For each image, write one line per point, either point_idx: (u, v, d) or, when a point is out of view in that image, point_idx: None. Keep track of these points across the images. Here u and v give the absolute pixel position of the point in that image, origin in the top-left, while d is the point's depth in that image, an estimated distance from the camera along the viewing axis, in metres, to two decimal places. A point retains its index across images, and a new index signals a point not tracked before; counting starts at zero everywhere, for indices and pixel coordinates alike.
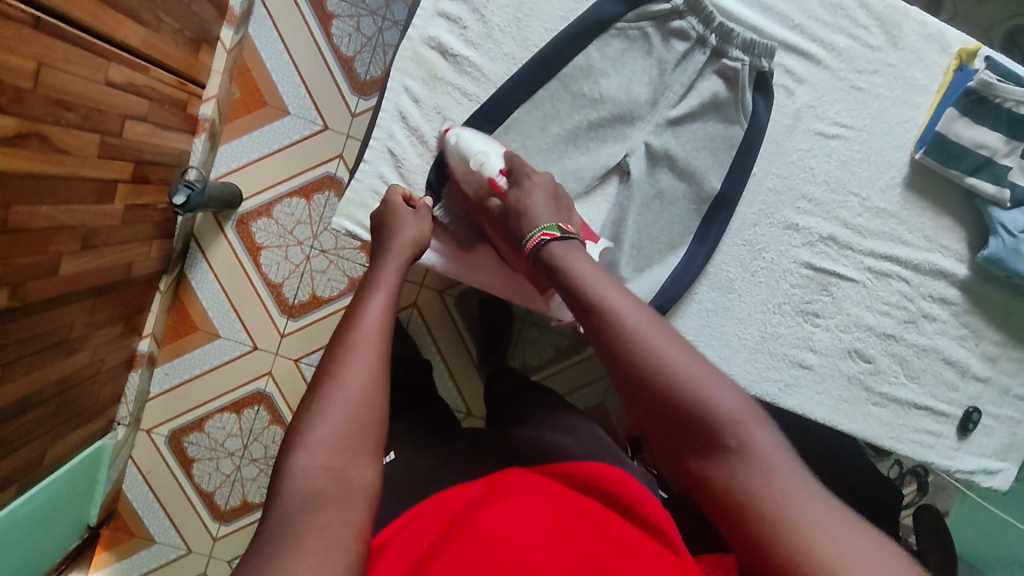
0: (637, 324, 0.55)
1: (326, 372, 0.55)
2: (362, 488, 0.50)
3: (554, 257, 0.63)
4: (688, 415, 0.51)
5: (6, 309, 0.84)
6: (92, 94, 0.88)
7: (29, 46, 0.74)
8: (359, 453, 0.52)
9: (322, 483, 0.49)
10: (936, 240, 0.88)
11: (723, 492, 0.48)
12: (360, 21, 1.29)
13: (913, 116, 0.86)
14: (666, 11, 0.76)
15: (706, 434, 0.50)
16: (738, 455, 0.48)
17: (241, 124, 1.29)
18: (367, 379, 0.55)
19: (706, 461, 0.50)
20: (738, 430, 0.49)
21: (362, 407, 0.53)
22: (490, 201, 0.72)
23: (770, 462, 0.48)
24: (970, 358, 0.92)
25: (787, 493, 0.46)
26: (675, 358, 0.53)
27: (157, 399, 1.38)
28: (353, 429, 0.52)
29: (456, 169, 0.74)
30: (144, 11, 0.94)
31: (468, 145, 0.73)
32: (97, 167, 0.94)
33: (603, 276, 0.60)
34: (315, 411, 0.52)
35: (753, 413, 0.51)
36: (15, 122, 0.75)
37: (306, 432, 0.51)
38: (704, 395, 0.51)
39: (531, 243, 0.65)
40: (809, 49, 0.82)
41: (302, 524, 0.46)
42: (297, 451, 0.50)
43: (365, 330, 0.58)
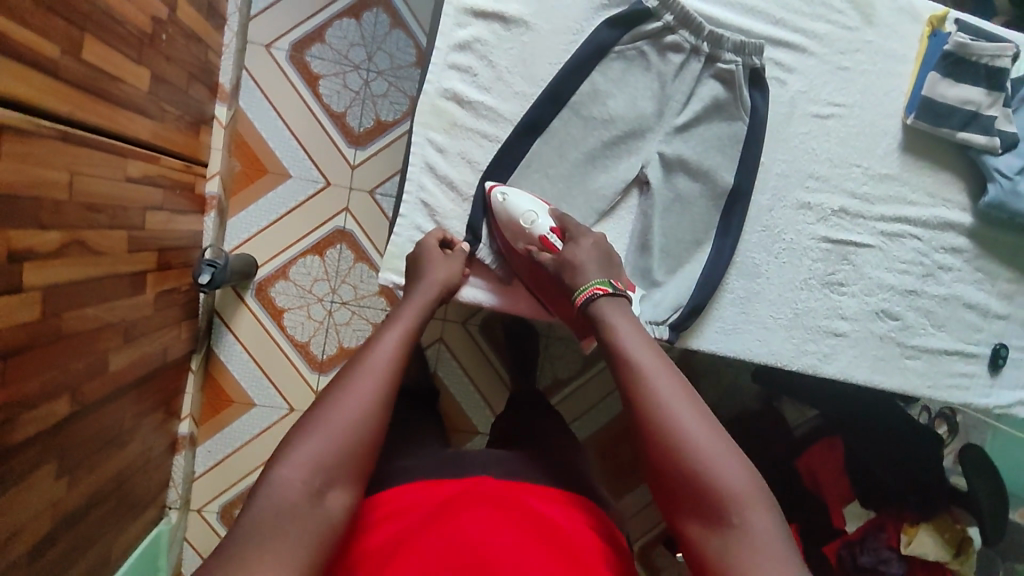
0: (660, 387, 0.59)
1: (331, 391, 0.60)
2: (332, 515, 0.54)
3: (598, 313, 0.67)
4: (694, 485, 0.55)
5: (67, 415, 0.85)
6: (117, 192, 0.90)
7: (61, 158, 0.76)
8: (339, 481, 0.55)
9: (296, 497, 0.52)
10: (939, 195, 0.94)
11: (714, 564, 0.52)
12: (345, 77, 1.32)
13: (898, 85, 0.91)
14: (658, 29, 0.81)
15: (710, 505, 0.54)
16: (736, 530, 0.52)
17: (245, 196, 1.32)
18: (363, 411, 0.58)
19: (705, 529, 0.54)
20: (740, 508, 0.53)
21: (349, 434, 0.57)
22: (542, 256, 0.76)
23: (764, 545, 0.51)
24: (989, 299, 0.97)
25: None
26: (690, 431, 0.57)
27: (203, 477, 1.38)
28: (338, 456, 0.56)
29: (504, 224, 0.78)
30: (151, 105, 0.96)
31: (514, 206, 0.77)
32: (127, 262, 0.96)
33: (639, 338, 0.64)
34: (308, 429, 0.57)
35: (758, 494, 0.54)
36: (56, 235, 0.77)
37: (296, 445, 0.55)
38: (711, 472, 0.55)
39: (584, 296, 0.70)
40: (794, 40, 0.87)
41: (265, 527, 0.50)
42: (284, 459, 0.54)
43: (379, 361, 0.62)
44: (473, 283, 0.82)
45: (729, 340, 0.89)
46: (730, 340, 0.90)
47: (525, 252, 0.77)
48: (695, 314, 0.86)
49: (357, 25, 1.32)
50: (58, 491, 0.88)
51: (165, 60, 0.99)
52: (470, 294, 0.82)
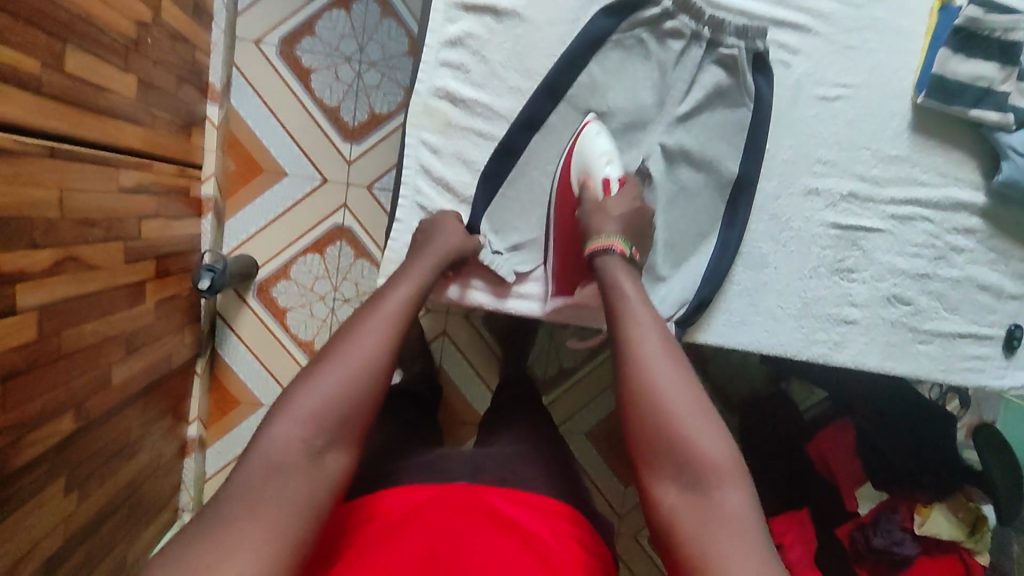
0: (650, 352, 0.61)
1: (334, 344, 0.58)
2: (330, 475, 0.52)
3: (607, 272, 0.68)
4: (676, 450, 0.56)
5: (72, 432, 0.85)
6: (110, 204, 0.88)
7: (50, 174, 0.75)
8: (338, 442, 0.54)
9: (292, 459, 0.51)
10: (951, 174, 0.91)
11: (683, 530, 0.53)
12: (337, 70, 1.29)
13: (907, 63, 0.88)
14: (657, 15, 0.77)
15: (685, 468, 0.55)
16: (704, 497, 0.54)
17: (242, 196, 1.30)
18: (366, 368, 0.56)
19: (677, 489, 0.55)
20: (713, 477, 0.54)
21: (351, 387, 0.55)
22: (592, 194, 0.73)
23: (730, 515, 0.53)
24: (1002, 279, 0.95)
25: (734, 547, 0.51)
26: (679, 399, 0.58)
27: (214, 479, 1.37)
28: (338, 414, 0.54)
29: (578, 153, 0.76)
30: (140, 112, 0.94)
31: (596, 142, 0.75)
32: (125, 272, 0.95)
33: (642, 302, 0.65)
34: (307, 384, 0.55)
35: (733, 468, 0.55)
36: (49, 253, 0.76)
37: (293, 402, 0.54)
38: (694, 438, 0.56)
39: (597, 244, 0.69)
40: (798, 20, 0.84)
41: (258, 491, 0.49)
42: (281, 416, 0.53)
43: (383, 317, 0.60)
44: (476, 286, 0.80)
45: (736, 333, 0.88)
46: (736, 332, 0.88)
47: (580, 185, 0.75)
48: (701, 309, 0.84)
49: (347, 16, 1.28)
50: (69, 506, 0.88)
51: (152, 64, 0.96)
52: (472, 297, 0.80)
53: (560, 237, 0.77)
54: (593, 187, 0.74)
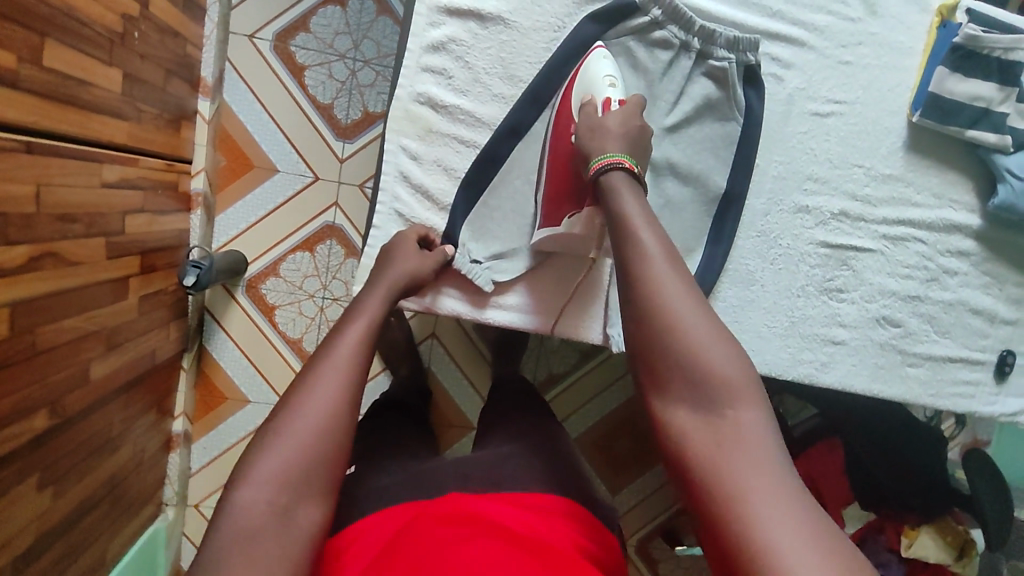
0: (657, 268, 0.54)
1: (290, 396, 0.54)
2: (304, 532, 0.49)
3: (608, 189, 0.61)
4: (688, 371, 0.49)
5: (47, 429, 0.84)
6: (93, 200, 0.88)
7: (27, 170, 0.74)
8: (308, 495, 0.51)
9: (263, 521, 0.48)
10: (944, 194, 0.89)
11: (698, 456, 0.47)
12: (331, 66, 1.28)
13: (904, 80, 0.86)
14: (645, 24, 0.76)
15: (698, 388, 0.49)
16: (722, 418, 0.47)
17: (232, 191, 1.29)
18: (330, 414, 0.53)
19: (688, 412, 0.49)
20: (729, 395, 0.48)
21: (321, 437, 0.52)
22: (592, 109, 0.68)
23: (750, 435, 0.46)
24: (996, 303, 0.93)
25: (757, 472, 0.44)
26: (689, 314, 0.51)
27: (199, 474, 1.36)
28: (306, 466, 0.51)
29: (581, 75, 0.72)
30: (127, 106, 0.94)
31: (602, 65, 0.71)
32: (108, 268, 0.94)
33: (644, 215, 0.58)
34: (270, 440, 0.52)
35: (750, 386, 0.49)
36: (25, 250, 0.75)
37: (255, 463, 0.51)
38: (706, 354, 0.49)
39: (602, 161, 0.63)
40: (792, 34, 0.82)
41: (232, 559, 0.46)
42: (244, 479, 0.50)
43: (342, 355, 0.57)
44: (452, 295, 0.79)
45: None
46: None
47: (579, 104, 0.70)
48: None
49: (342, 12, 1.27)
50: (43, 503, 0.87)
51: (140, 58, 0.95)
52: (447, 306, 0.79)
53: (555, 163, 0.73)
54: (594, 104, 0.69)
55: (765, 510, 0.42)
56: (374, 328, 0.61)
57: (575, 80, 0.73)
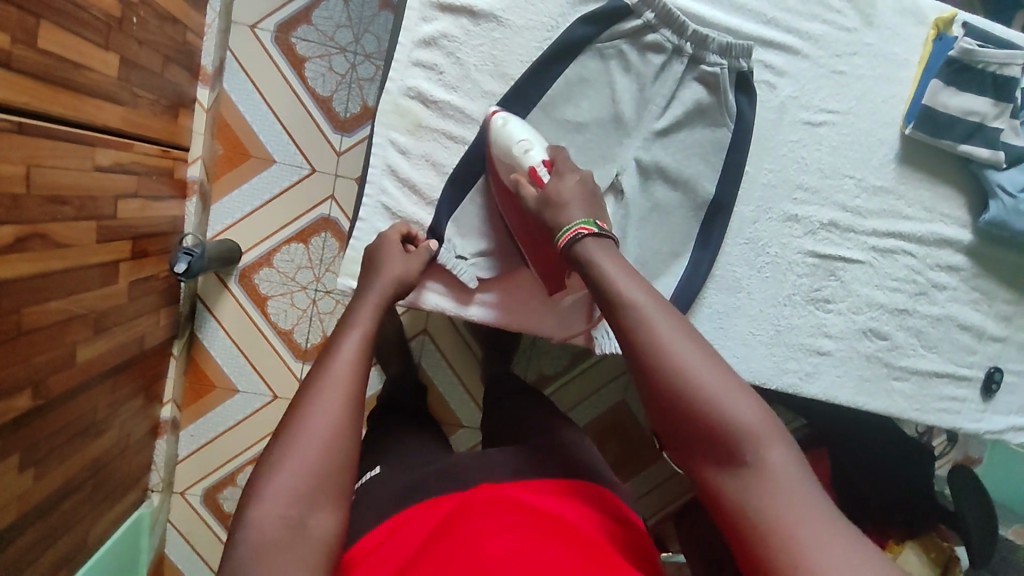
0: (657, 327, 0.53)
1: (292, 414, 0.53)
2: (319, 540, 0.48)
3: (585, 255, 0.59)
4: (710, 430, 0.49)
5: (31, 409, 0.84)
6: (85, 184, 0.88)
7: (17, 151, 0.74)
8: (321, 503, 0.49)
9: (278, 536, 0.47)
10: (936, 208, 0.89)
11: (740, 511, 0.46)
12: (331, 59, 1.29)
13: (898, 92, 0.86)
14: (637, 27, 0.76)
15: (722, 445, 0.48)
16: (752, 470, 0.47)
17: (228, 180, 1.29)
18: (334, 427, 0.52)
19: (720, 470, 0.48)
20: (753, 444, 0.48)
21: (330, 449, 0.51)
22: (529, 186, 0.68)
23: (783, 480, 0.46)
24: (985, 320, 0.93)
25: (798, 516, 0.44)
26: (698, 367, 0.51)
27: (186, 461, 1.36)
28: (317, 478, 0.50)
29: (497, 156, 0.73)
30: (122, 91, 0.94)
31: (513, 131, 0.72)
32: (97, 252, 0.94)
33: (628, 273, 0.57)
34: (277, 458, 0.50)
35: (771, 427, 0.49)
36: (13, 229, 0.75)
37: (263, 481, 0.49)
38: (723, 408, 0.49)
39: (567, 237, 0.61)
40: (786, 42, 0.82)
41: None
42: (255, 498, 0.48)
43: (340, 367, 0.56)
44: (436, 290, 0.78)
45: None
46: None
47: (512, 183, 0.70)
48: None
49: (344, 5, 1.28)
50: (24, 483, 0.87)
51: (137, 43, 0.96)
52: (430, 301, 0.78)
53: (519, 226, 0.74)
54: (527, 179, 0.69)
55: (819, 554, 0.41)
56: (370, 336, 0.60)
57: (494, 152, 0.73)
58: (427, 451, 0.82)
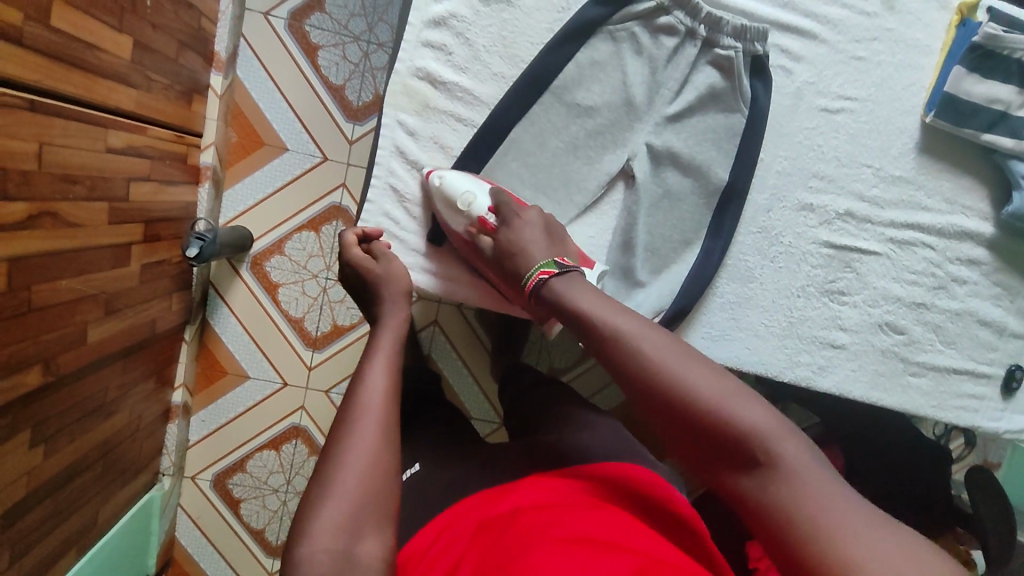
0: (646, 346, 0.54)
1: (329, 453, 0.52)
2: (369, 567, 0.46)
3: (556, 292, 0.61)
4: (721, 439, 0.49)
5: (40, 386, 0.85)
6: (97, 165, 0.89)
7: (28, 128, 0.75)
8: (368, 530, 0.48)
9: (331, 568, 0.45)
10: (956, 200, 0.87)
11: (765, 513, 0.46)
12: (345, 48, 1.29)
13: (919, 79, 0.84)
14: (651, 9, 0.75)
15: (736, 452, 0.48)
16: (769, 470, 0.47)
17: (241, 167, 1.30)
18: (370, 458, 0.52)
19: (741, 478, 0.48)
20: (767, 444, 0.48)
21: (370, 480, 0.50)
22: (481, 240, 0.71)
23: (804, 474, 0.46)
24: (1005, 316, 0.90)
25: (829, 511, 0.43)
26: (693, 376, 0.52)
27: (197, 446, 1.37)
28: (361, 507, 0.49)
29: (443, 209, 0.74)
30: (135, 73, 0.95)
31: (455, 184, 0.72)
32: (110, 233, 0.95)
33: (604, 300, 0.59)
34: (320, 495, 0.49)
35: (779, 423, 0.49)
36: (24, 206, 0.76)
37: (309, 519, 0.48)
38: (729, 414, 0.49)
39: (532, 282, 0.64)
40: (804, 25, 0.80)
41: None
42: (302, 535, 0.47)
43: (370, 400, 0.56)
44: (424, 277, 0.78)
45: (715, 347, 0.84)
46: (717, 348, 0.85)
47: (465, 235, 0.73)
48: (678, 320, 0.81)
49: None
50: (32, 460, 0.88)
51: (150, 27, 0.97)
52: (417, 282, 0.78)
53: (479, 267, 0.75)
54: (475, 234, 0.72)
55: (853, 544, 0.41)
56: (395, 370, 0.60)
57: (440, 207, 0.74)
58: (432, 437, 0.82)
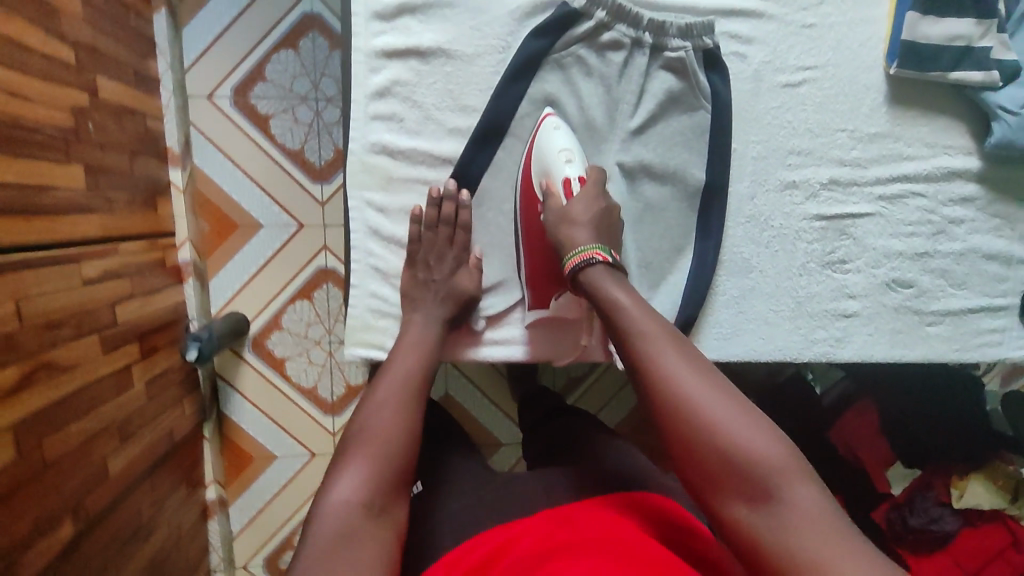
0: (668, 363, 0.57)
1: (359, 424, 0.60)
2: (384, 524, 0.54)
3: (593, 284, 0.64)
4: (732, 463, 0.51)
5: (75, 534, 0.85)
6: (77, 300, 0.88)
7: (4, 290, 0.74)
8: (390, 495, 0.56)
9: (351, 517, 0.53)
10: (937, 142, 0.85)
11: (760, 537, 0.49)
12: (295, 111, 1.26)
13: (874, 31, 0.82)
14: (591, 29, 0.73)
15: (743, 477, 0.51)
16: (774, 499, 0.49)
17: (221, 254, 1.27)
18: (392, 432, 0.59)
19: (744, 503, 0.50)
20: (776, 476, 0.50)
21: (392, 449, 0.58)
22: (555, 196, 0.70)
23: (809, 513, 0.48)
24: (1009, 245, 0.89)
25: (826, 552, 0.46)
26: (712, 401, 0.54)
27: (241, 536, 1.37)
28: (381, 470, 0.56)
29: (536, 154, 0.73)
30: (94, 199, 0.94)
31: (559, 139, 0.72)
32: (107, 362, 0.94)
33: (640, 307, 0.61)
34: (346, 457, 0.57)
35: (792, 459, 0.51)
36: (16, 369, 0.75)
37: (337, 477, 0.56)
38: (743, 440, 0.51)
39: (579, 257, 0.65)
40: (747, 7, 0.79)
41: (326, 555, 0.50)
42: (329, 487, 0.55)
43: (395, 382, 0.64)
44: (490, 341, 0.78)
45: (728, 345, 0.83)
46: (731, 345, 0.84)
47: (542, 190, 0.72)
48: (687, 329, 0.80)
49: (295, 55, 1.24)
50: None
51: (98, 148, 0.95)
52: (485, 354, 0.78)
53: (530, 245, 0.74)
54: (554, 190, 0.70)
55: None
56: (422, 364, 0.67)
57: (532, 157, 0.73)
58: None
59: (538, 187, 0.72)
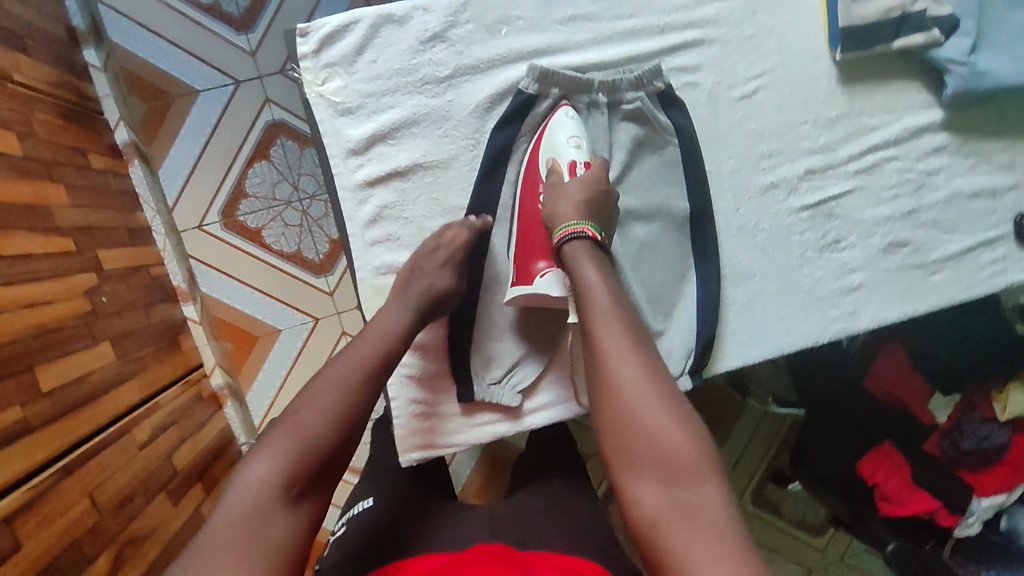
0: (614, 343, 0.60)
1: (294, 404, 0.59)
2: (296, 512, 0.53)
3: (569, 257, 0.68)
4: (648, 447, 0.54)
5: None
6: (137, 469, 0.92)
7: (76, 490, 0.79)
8: (312, 486, 0.55)
9: (258, 498, 0.52)
10: (897, 106, 0.88)
11: (652, 519, 0.51)
12: (283, 216, 1.29)
13: (812, 25, 0.86)
14: (550, 105, 0.80)
15: (656, 462, 0.53)
16: (678, 488, 0.52)
17: (250, 367, 1.32)
18: (328, 426, 0.57)
19: (648, 483, 0.53)
20: (686, 469, 0.52)
21: (322, 442, 0.56)
22: (561, 175, 0.76)
23: (705, 509, 0.50)
24: (991, 178, 0.90)
25: (709, 545, 0.48)
26: (644, 387, 0.56)
27: None
28: (303, 463, 0.55)
29: (547, 138, 0.79)
30: (126, 365, 0.98)
31: (571, 128, 0.78)
32: (179, 514, 0.99)
33: (607, 287, 0.64)
34: (270, 438, 0.56)
35: (705, 458, 0.53)
36: (105, 556, 0.80)
37: (253, 457, 0.55)
38: (662, 429, 0.54)
39: (564, 231, 0.70)
40: (688, 38, 0.84)
41: (217, 536, 0.49)
42: (244, 468, 0.54)
43: (343, 370, 0.62)
44: (531, 409, 0.84)
45: (751, 349, 0.86)
46: (753, 348, 0.86)
47: (549, 169, 0.77)
48: (708, 348, 0.83)
49: (270, 163, 1.27)
50: None
51: (117, 318, 1.00)
52: (531, 420, 0.84)
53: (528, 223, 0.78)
54: (561, 169, 0.76)
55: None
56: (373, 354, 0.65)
57: (542, 144, 0.79)
58: None
59: (543, 165, 0.78)
